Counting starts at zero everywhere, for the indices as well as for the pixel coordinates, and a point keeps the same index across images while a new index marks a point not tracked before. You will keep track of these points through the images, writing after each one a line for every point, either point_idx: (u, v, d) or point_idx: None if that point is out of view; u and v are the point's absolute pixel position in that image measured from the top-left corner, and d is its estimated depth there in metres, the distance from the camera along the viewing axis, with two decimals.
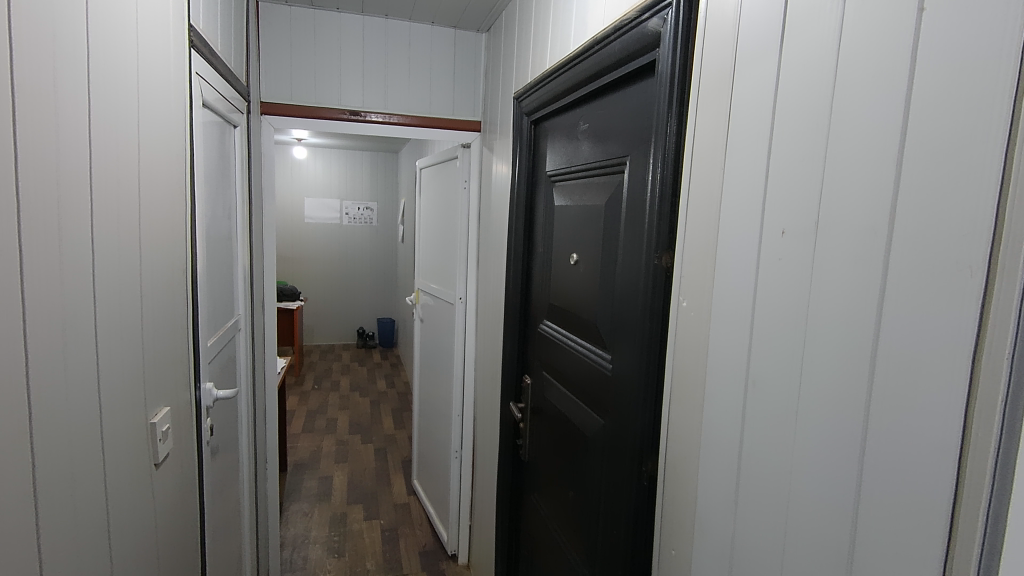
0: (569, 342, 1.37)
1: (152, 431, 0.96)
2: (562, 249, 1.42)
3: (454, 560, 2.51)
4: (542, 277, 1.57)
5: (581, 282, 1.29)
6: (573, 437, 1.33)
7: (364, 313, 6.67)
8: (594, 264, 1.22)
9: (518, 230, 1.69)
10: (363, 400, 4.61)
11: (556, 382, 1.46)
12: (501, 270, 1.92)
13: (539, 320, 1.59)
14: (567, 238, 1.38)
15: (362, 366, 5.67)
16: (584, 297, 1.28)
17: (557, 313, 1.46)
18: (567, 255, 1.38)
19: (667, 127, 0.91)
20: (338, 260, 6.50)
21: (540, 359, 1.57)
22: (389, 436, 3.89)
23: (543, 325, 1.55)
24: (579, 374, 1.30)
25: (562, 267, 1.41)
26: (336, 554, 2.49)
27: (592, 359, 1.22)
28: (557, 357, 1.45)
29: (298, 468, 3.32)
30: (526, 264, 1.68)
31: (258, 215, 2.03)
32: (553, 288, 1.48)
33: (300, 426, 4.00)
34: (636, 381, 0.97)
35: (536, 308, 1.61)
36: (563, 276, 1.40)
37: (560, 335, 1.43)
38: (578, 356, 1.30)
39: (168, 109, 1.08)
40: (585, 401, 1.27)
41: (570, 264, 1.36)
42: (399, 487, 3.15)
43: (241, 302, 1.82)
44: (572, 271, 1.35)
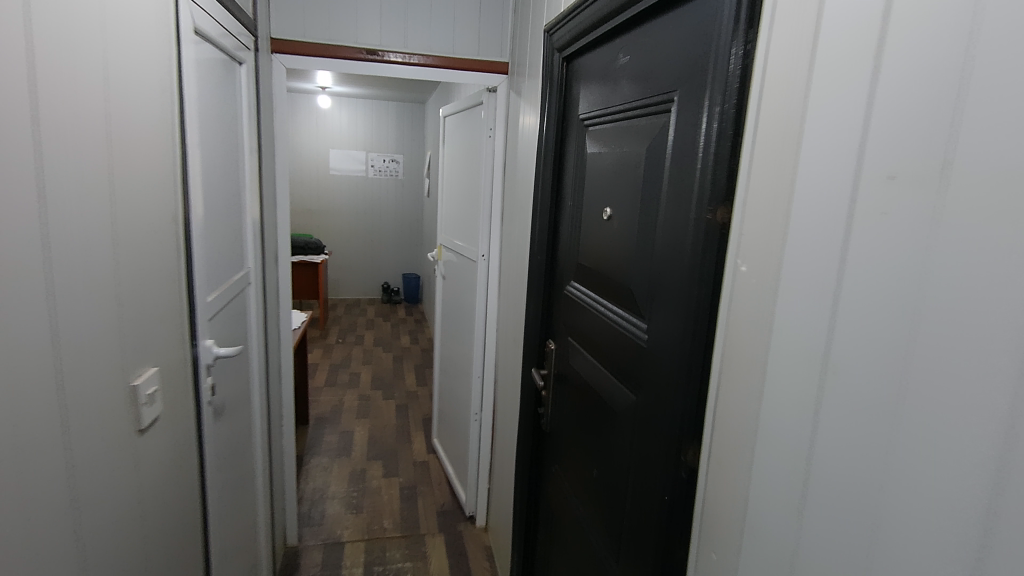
0: (600, 308, 1.22)
1: (134, 395, 0.88)
2: (594, 204, 1.26)
3: (471, 522, 2.47)
4: (571, 235, 1.42)
5: (616, 241, 1.14)
6: (600, 411, 1.21)
7: (389, 268, 6.63)
8: (631, 221, 1.07)
9: (547, 183, 1.54)
10: (386, 355, 4.61)
11: (583, 351, 1.33)
12: (527, 226, 1.77)
13: (565, 283, 1.45)
14: (601, 191, 1.22)
15: (386, 321, 5.66)
16: (618, 259, 1.12)
17: (587, 275, 1.31)
18: (600, 210, 1.23)
19: (730, 53, 0.73)
20: (363, 215, 6.43)
21: (567, 323, 1.44)
22: (410, 392, 3.88)
23: (571, 287, 1.41)
24: (608, 341, 1.17)
25: (594, 226, 1.26)
26: (355, 511, 2.49)
27: (627, 327, 1.08)
28: (586, 322, 1.31)
29: (319, 422, 3.33)
30: (553, 220, 1.54)
31: (269, 162, 1.91)
32: (582, 247, 1.33)
33: (323, 379, 4.01)
34: (678, 357, 0.84)
35: (562, 268, 1.48)
36: (594, 235, 1.25)
37: (590, 299, 1.29)
38: (609, 324, 1.17)
39: (148, 37, 0.95)
40: (614, 374, 1.14)
41: (602, 221, 1.21)
42: (419, 445, 3.13)
43: (250, 254, 1.72)
44: (605, 229, 1.19)
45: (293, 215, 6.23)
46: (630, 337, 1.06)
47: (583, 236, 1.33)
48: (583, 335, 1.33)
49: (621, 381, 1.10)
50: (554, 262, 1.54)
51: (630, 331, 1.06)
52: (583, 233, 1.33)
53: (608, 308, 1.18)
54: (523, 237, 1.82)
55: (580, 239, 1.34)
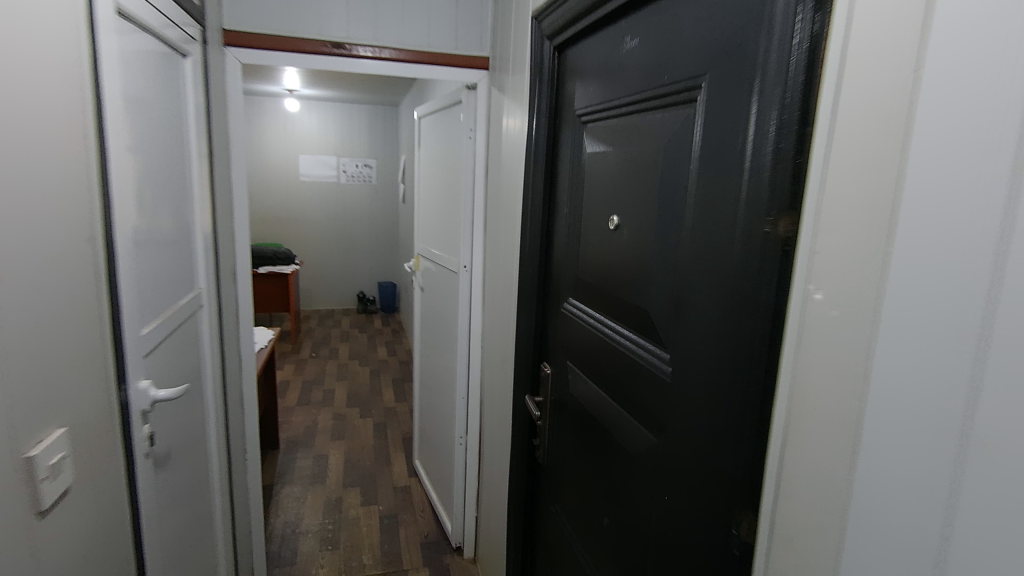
0: (607, 330, 1.05)
1: (27, 471, 0.69)
2: (597, 210, 1.09)
3: (458, 553, 2.28)
4: (568, 245, 1.25)
5: (626, 253, 0.97)
6: (609, 450, 1.04)
7: (364, 276, 6.40)
8: (647, 231, 0.90)
9: (541, 188, 1.37)
10: (363, 370, 4.39)
11: (586, 378, 1.16)
12: (515, 234, 1.60)
13: (564, 299, 1.28)
14: (606, 195, 1.05)
15: (362, 333, 5.44)
16: (630, 275, 0.96)
17: (589, 292, 1.14)
18: (605, 218, 1.06)
19: (788, 23, 0.58)
20: (336, 222, 6.20)
21: (566, 344, 1.27)
22: (389, 409, 3.68)
23: (569, 305, 1.24)
24: (618, 369, 1.00)
25: (598, 236, 1.09)
26: (330, 546, 2.28)
27: (642, 354, 0.91)
28: (589, 346, 1.14)
29: (292, 446, 3.10)
30: (547, 228, 1.37)
31: (224, 168, 1.71)
32: (583, 259, 1.17)
33: (295, 398, 3.79)
34: (724, 405, 0.67)
35: (559, 283, 1.31)
36: (599, 246, 1.08)
37: (594, 319, 1.12)
38: (619, 350, 1.00)
39: (44, 14, 0.76)
40: (626, 408, 0.97)
41: (609, 230, 1.04)
42: (399, 468, 2.92)
43: (202, 273, 1.51)
44: (612, 239, 1.02)
45: (262, 223, 5.96)
46: (648, 367, 0.89)
47: (585, 246, 1.16)
48: (586, 359, 1.16)
49: (636, 419, 0.93)
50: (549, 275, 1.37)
51: (647, 360, 0.89)
52: (583, 242, 1.16)
53: (617, 330, 1.01)
54: (511, 246, 1.65)
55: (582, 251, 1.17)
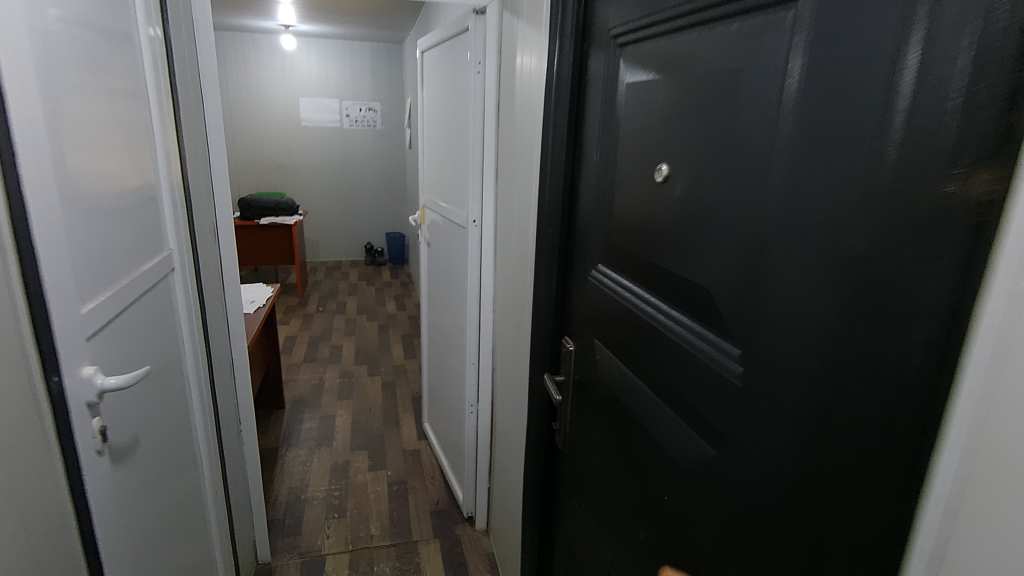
0: (648, 307, 0.85)
1: None
2: (637, 157, 0.87)
3: (470, 523, 2.17)
4: (598, 200, 1.03)
5: (677, 213, 0.75)
6: (647, 451, 0.86)
7: (371, 227, 6.20)
8: (711, 185, 0.68)
9: (565, 129, 1.14)
10: (370, 325, 4.27)
11: (618, 360, 0.97)
12: (532, 185, 1.38)
13: (592, 264, 1.08)
14: (651, 138, 0.83)
15: (370, 286, 5.29)
16: (682, 242, 0.74)
17: (624, 258, 0.93)
18: (648, 167, 0.83)
19: None
20: (341, 170, 5.94)
21: (593, 318, 1.08)
22: (398, 367, 3.56)
23: (599, 272, 1.04)
24: (660, 357, 0.81)
25: (637, 190, 0.87)
26: (337, 515, 2.19)
27: (696, 343, 0.71)
28: (623, 323, 0.94)
29: (297, 405, 3.00)
30: (572, 179, 1.15)
31: (195, 110, 1.49)
32: (618, 217, 0.95)
33: (301, 356, 3.68)
34: (844, 438, 0.48)
35: (585, 245, 1.10)
36: (639, 204, 0.87)
37: (630, 292, 0.91)
38: (663, 333, 0.80)
39: None
40: (671, 406, 0.78)
41: (653, 183, 0.82)
42: (408, 430, 2.81)
43: (171, 234, 1.32)
44: (658, 195, 0.80)
45: (263, 171, 5.73)
46: (704, 361, 0.69)
47: (620, 202, 0.94)
48: (618, 339, 0.96)
49: (685, 423, 0.74)
50: (573, 234, 1.16)
51: (703, 351, 0.69)
52: (619, 198, 0.94)
53: (661, 308, 0.81)
54: (527, 199, 1.43)
55: (616, 208, 0.96)
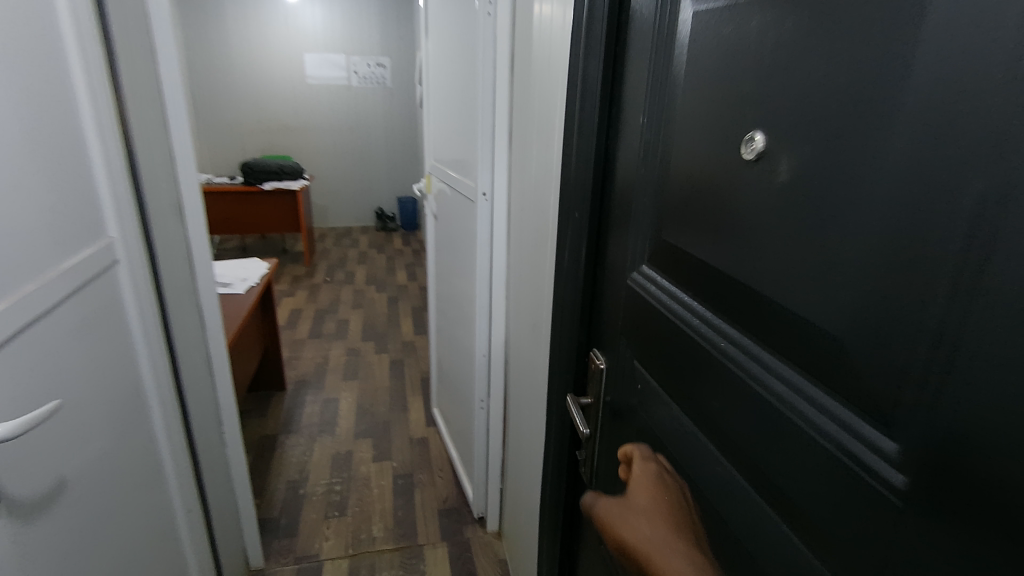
0: (717, 339, 0.60)
1: None
2: (710, 127, 0.60)
3: (480, 526, 2.00)
4: (644, 181, 0.77)
5: (781, 215, 0.50)
6: (710, 528, 0.63)
7: (382, 192, 5.95)
8: (847, 179, 0.42)
9: (599, 85, 0.86)
10: (380, 298, 4.10)
11: (669, 397, 0.73)
12: (552, 158, 1.12)
13: (632, 265, 0.82)
14: (733, 103, 0.56)
15: (381, 255, 5.09)
16: (790, 260, 0.49)
17: (682, 263, 0.68)
18: (727, 145, 0.57)
19: None
20: (350, 131, 5.66)
21: (631, 331, 0.83)
22: (408, 343, 3.38)
23: (644, 277, 0.78)
24: (739, 413, 0.56)
25: (709, 175, 0.60)
26: (337, 513, 2.04)
27: (806, 413, 0.47)
28: (675, 350, 0.70)
29: (300, 387, 2.85)
30: (608, 151, 0.89)
31: (145, 66, 1.23)
32: (672, 209, 0.69)
33: (306, 331, 3.51)
34: None
35: (623, 240, 0.84)
36: (712, 196, 0.60)
37: (688, 310, 0.67)
38: (744, 383, 0.55)
39: None
40: (757, 489, 0.54)
41: (738, 166, 0.55)
42: (416, 415, 2.64)
43: (112, 220, 1.08)
44: (745, 184, 0.54)
45: (269, 133, 5.47)
46: (821, 444, 0.45)
47: (679, 189, 0.68)
48: (669, 369, 0.72)
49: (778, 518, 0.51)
50: (607, 222, 0.90)
51: (820, 429, 0.45)
52: (675, 184, 0.68)
53: (741, 344, 0.56)
54: (546, 176, 1.17)
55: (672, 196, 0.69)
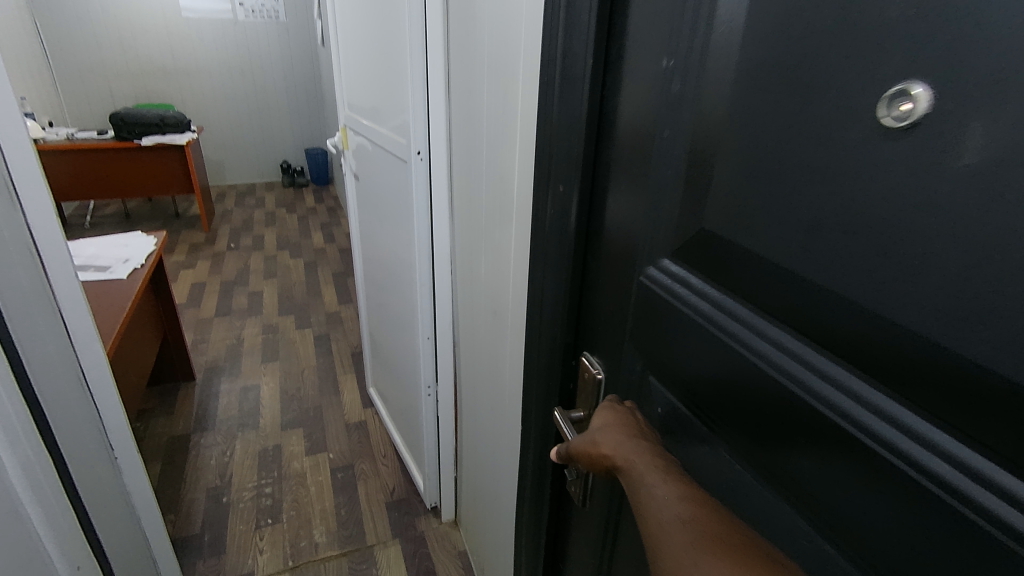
0: (757, 343, 0.47)
1: None
2: (787, 93, 0.41)
3: (434, 515, 1.85)
4: (661, 158, 0.58)
5: (938, 231, 0.32)
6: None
7: (287, 143, 5.38)
8: None
9: (590, 24, 0.64)
10: (296, 265, 3.72)
11: (689, 415, 0.59)
12: (517, 116, 0.90)
13: (641, 265, 0.65)
14: (841, 59, 0.37)
15: (291, 215, 4.63)
16: (946, 298, 0.32)
17: (710, 249, 0.53)
18: (824, 122, 0.39)
19: None
20: (242, 75, 5.00)
21: (633, 334, 0.67)
22: (332, 315, 3.09)
23: (658, 268, 0.61)
24: (794, 440, 0.44)
25: (785, 163, 0.42)
26: (271, 520, 1.81)
27: (902, 447, 0.35)
28: (692, 354, 0.56)
29: (211, 375, 2.52)
30: (602, 112, 0.69)
31: None
32: (714, 202, 0.51)
33: (213, 308, 3.12)
34: None
35: (629, 230, 0.67)
36: (789, 193, 0.42)
37: (710, 304, 0.53)
38: (800, 403, 0.42)
39: None
40: (824, 533, 0.43)
41: (845, 157, 0.37)
42: (351, 396, 2.41)
43: None
44: (858, 183, 0.36)
45: (143, 77, 4.72)
46: (930, 492, 0.33)
47: (725, 177, 0.49)
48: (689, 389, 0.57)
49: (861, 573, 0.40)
50: (603, 204, 0.72)
51: (926, 470, 0.33)
52: (720, 168, 0.50)
53: (795, 351, 0.43)
54: (506, 138, 0.96)
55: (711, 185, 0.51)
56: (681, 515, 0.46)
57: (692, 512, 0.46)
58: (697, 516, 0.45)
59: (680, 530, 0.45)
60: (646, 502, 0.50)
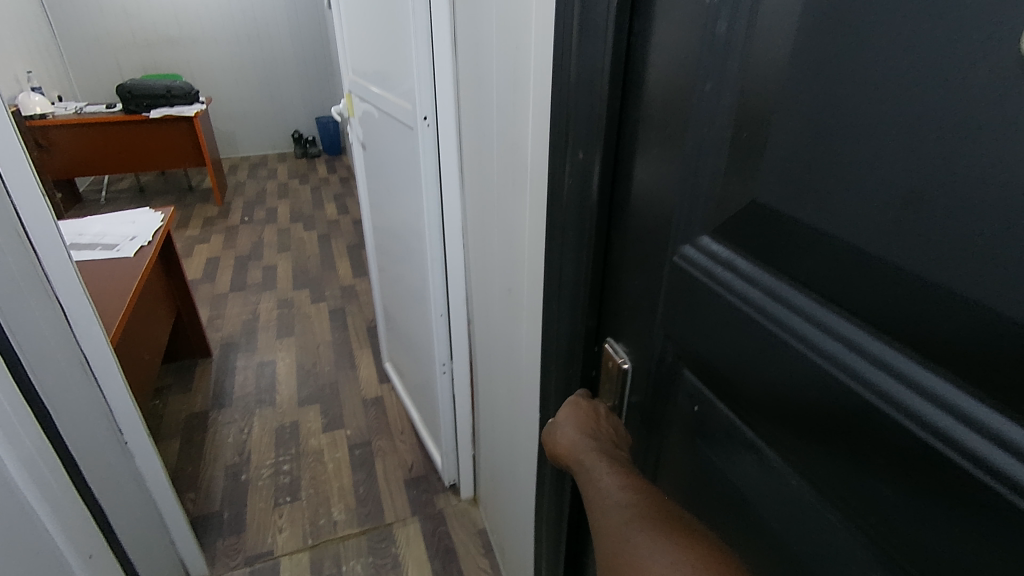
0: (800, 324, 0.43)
1: None
2: (901, 27, 0.32)
3: (453, 493, 1.82)
4: (702, 117, 0.49)
5: None
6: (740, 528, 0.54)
7: (297, 112, 5.28)
8: None
9: None
10: (309, 237, 3.67)
11: (714, 401, 0.54)
12: (528, 73, 0.81)
13: (671, 241, 0.57)
14: None
15: (304, 186, 4.56)
16: None
17: (756, 223, 0.46)
18: (950, 66, 0.30)
19: None
20: (249, 42, 4.88)
21: (662, 323, 0.59)
22: (347, 288, 3.05)
23: (694, 250, 0.53)
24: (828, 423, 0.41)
25: (880, 121, 0.34)
26: (289, 497, 1.80)
27: (957, 435, 0.32)
28: (715, 333, 0.52)
29: (227, 351, 2.50)
30: (628, 64, 0.59)
31: None
32: (773, 169, 0.43)
33: (228, 283, 3.10)
34: None
35: (659, 204, 0.58)
36: (883, 159, 0.35)
37: (760, 291, 0.46)
38: (849, 390, 0.39)
39: None
40: (840, 511, 0.42)
41: (967, 112, 0.30)
42: (367, 371, 2.38)
43: None
44: (984, 147, 0.29)
45: (149, 47, 4.64)
46: (984, 485, 0.31)
47: (794, 138, 0.41)
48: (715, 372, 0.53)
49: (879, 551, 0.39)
50: (628, 173, 0.63)
51: (982, 460, 0.31)
52: (785, 125, 0.41)
53: (842, 333, 0.39)
54: (518, 97, 0.86)
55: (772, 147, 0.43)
56: (622, 501, 0.55)
57: (632, 499, 0.54)
58: (636, 502, 0.54)
59: (623, 514, 0.53)
60: (596, 492, 0.59)
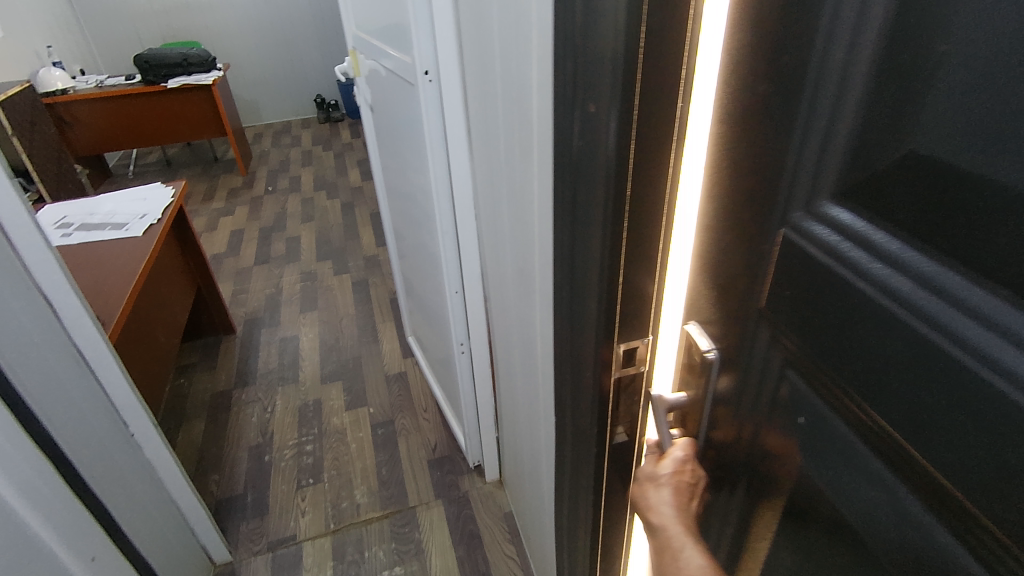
0: (885, 273, 0.34)
1: None
2: None
3: (478, 474, 1.74)
4: (815, 45, 0.35)
5: None
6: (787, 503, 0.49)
7: (318, 76, 5.15)
8: None
9: None
10: (333, 206, 3.60)
11: (775, 372, 0.46)
12: (528, 11, 0.65)
13: (755, 216, 0.44)
14: None
15: (328, 153, 4.47)
16: None
17: (879, 186, 0.34)
18: None
19: None
20: (266, 4, 4.73)
21: (755, 313, 0.47)
22: (370, 258, 2.97)
23: (807, 220, 0.39)
24: (903, 382, 0.34)
25: None
26: (312, 479, 1.75)
27: None
28: (773, 290, 0.44)
29: (251, 326, 2.47)
30: None
31: None
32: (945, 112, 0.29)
33: (252, 256, 3.05)
34: None
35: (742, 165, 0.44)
36: None
37: (916, 284, 0.32)
38: None
39: None
40: (901, 476, 0.36)
41: None
42: (390, 346, 2.31)
43: None
44: None
45: (166, 15, 4.54)
46: None
47: (983, 70, 0.27)
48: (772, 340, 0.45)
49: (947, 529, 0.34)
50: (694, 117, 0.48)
51: None
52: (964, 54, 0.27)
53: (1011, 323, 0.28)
54: (518, 40, 0.72)
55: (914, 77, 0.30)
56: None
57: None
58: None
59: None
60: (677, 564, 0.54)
